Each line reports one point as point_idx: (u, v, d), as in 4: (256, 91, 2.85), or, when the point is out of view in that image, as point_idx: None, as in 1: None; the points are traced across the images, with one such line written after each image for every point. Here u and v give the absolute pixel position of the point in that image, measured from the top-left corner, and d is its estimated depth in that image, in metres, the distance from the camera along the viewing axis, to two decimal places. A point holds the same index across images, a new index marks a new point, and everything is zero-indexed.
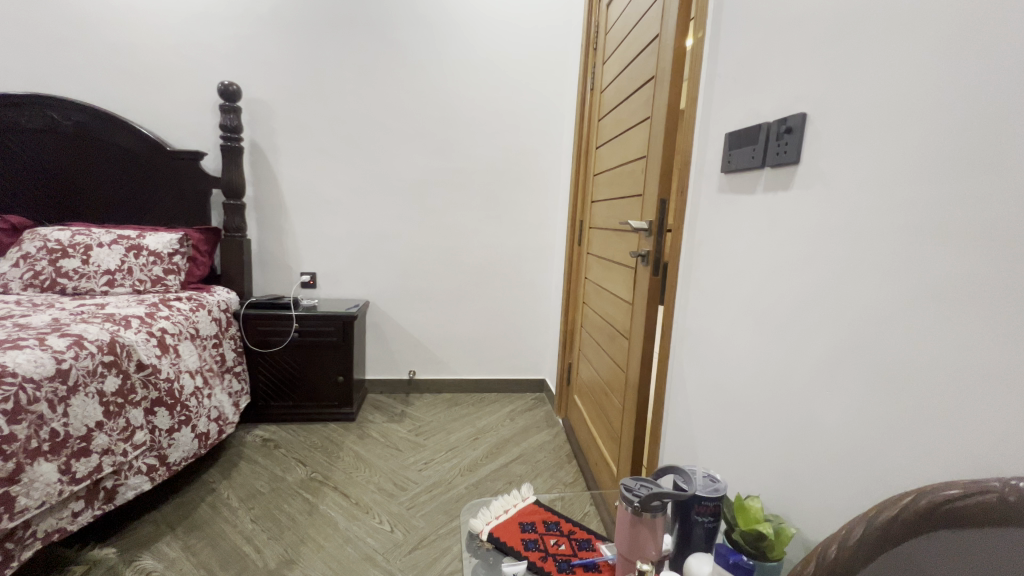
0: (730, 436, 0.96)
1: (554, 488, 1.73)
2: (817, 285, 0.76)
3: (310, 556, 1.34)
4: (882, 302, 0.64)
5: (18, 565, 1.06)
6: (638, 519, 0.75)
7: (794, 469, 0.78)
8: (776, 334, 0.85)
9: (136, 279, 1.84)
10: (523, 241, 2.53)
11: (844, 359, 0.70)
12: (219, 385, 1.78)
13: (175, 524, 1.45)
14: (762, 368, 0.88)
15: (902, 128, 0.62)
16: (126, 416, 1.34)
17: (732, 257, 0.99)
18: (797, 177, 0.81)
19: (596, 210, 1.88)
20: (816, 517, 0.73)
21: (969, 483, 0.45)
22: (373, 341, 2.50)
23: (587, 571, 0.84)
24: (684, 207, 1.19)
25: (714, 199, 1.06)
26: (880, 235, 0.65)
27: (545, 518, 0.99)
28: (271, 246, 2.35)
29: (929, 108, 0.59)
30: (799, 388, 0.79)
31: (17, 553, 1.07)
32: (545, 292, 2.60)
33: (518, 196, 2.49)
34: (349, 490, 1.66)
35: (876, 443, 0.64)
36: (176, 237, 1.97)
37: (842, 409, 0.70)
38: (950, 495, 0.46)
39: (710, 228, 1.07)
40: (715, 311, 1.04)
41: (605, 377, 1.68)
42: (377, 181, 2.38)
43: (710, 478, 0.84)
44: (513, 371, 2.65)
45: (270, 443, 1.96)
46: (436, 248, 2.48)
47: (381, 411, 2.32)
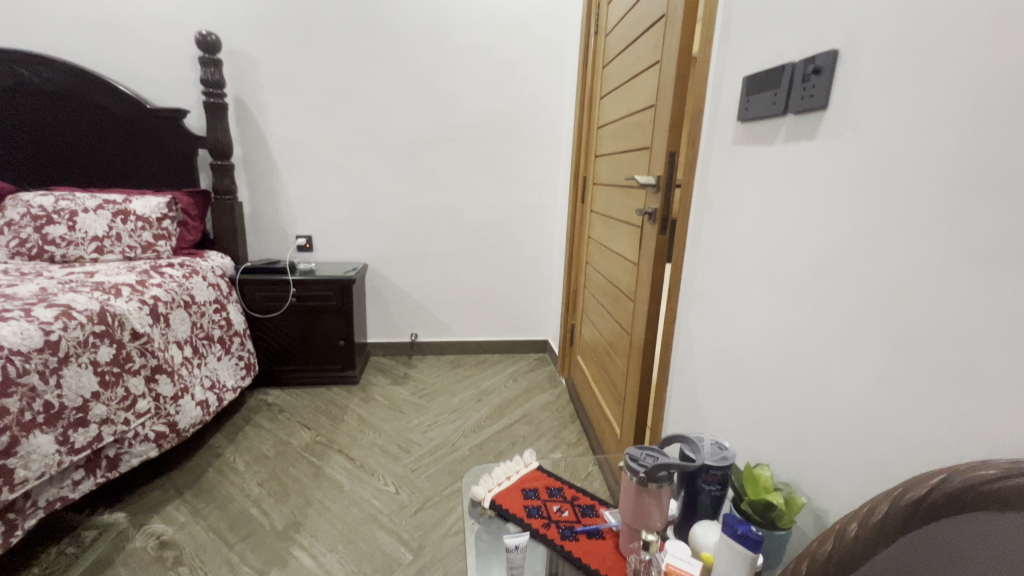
0: (739, 401, 0.93)
1: (557, 449, 1.74)
2: (839, 244, 0.70)
3: (316, 518, 1.36)
4: (911, 263, 0.59)
5: (22, 535, 1.07)
6: (644, 489, 0.73)
7: (807, 437, 0.75)
8: (792, 297, 0.80)
9: (125, 245, 1.79)
10: (524, 200, 2.45)
11: (865, 324, 0.65)
12: (215, 354, 1.76)
13: (182, 488, 1.46)
14: (775, 332, 0.84)
15: (949, 64, 0.54)
16: (125, 384, 1.33)
17: (746, 215, 0.92)
18: (823, 125, 0.73)
19: (601, 165, 1.78)
20: (828, 485, 0.71)
21: (1009, 464, 0.40)
22: (374, 305, 2.47)
23: (590, 538, 0.83)
24: (694, 160, 1.11)
25: (728, 151, 0.98)
26: (914, 189, 0.58)
27: (548, 484, 0.98)
28: (264, 208, 2.28)
29: (983, 42, 0.51)
30: (814, 354, 0.75)
31: (20, 523, 1.07)
32: (547, 252, 2.53)
33: (518, 152, 2.38)
34: (354, 453, 1.67)
35: (897, 413, 0.60)
36: (163, 201, 1.91)
37: (861, 377, 0.66)
38: (985, 475, 0.41)
39: (724, 182, 1.00)
40: (727, 272, 0.98)
41: (608, 339, 1.65)
42: (370, 139, 2.27)
43: (719, 446, 0.81)
44: (516, 332, 2.63)
45: (275, 407, 1.97)
46: (434, 208, 2.40)
47: (384, 374, 2.33)
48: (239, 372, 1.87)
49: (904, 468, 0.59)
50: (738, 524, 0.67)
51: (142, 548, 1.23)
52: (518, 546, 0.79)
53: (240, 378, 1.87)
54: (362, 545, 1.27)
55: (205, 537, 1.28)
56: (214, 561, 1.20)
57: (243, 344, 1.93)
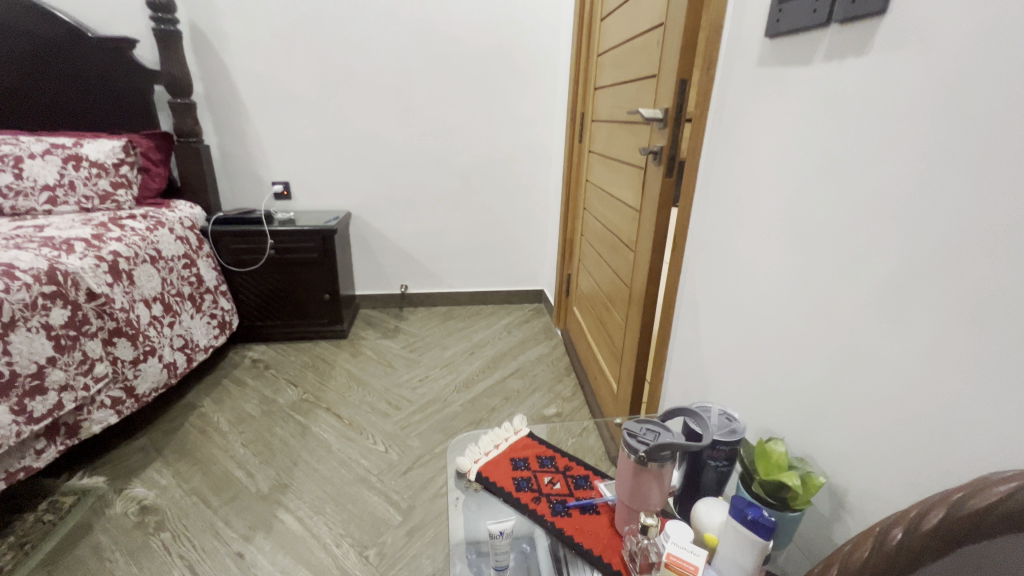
0: (750, 366, 0.84)
1: (552, 403, 1.69)
2: (886, 189, 0.58)
3: (302, 479, 1.32)
4: (983, 211, 0.47)
5: None
6: (643, 468, 0.65)
7: (828, 408, 0.67)
8: (821, 251, 0.68)
9: (81, 194, 1.64)
10: (517, 141, 2.26)
11: (912, 285, 0.55)
12: (189, 311, 1.68)
13: (164, 450, 1.42)
14: (796, 291, 0.73)
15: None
16: (83, 348, 1.25)
17: (770, 153, 0.79)
18: (878, 36, 0.58)
19: (601, 98, 1.60)
20: (850, 462, 0.63)
21: None
22: (360, 256, 2.35)
23: (583, 513, 0.77)
24: (709, 89, 0.95)
25: (751, 76, 0.83)
26: (999, 114, 0.45)
27: (539, 453, 0.92)
28: (234, 153, 2.10)
29: None
30: (842, 318, 0.65)
31: None
32: (542, 197, 2.38)
33: (509, 86, 2.16)
34: (341, 411, 1.62)
35: (946, 391, 0.51)
36: (119, 144, 1.73)
37: (902, 347, 0.56)
38: None
39: (744, 114, 0.85)
40: (742, 220, 0.86)
41: (606, 290, 1.55)
42: (345, 71, 2.05)
43: (727, 417, 0.73)
44: (510, 282, 2.53)
45: (260, 363, 1.91)
46: (420, 151, 2.22)
47: (374, 327, 2.25)
48: (211, 331, 1.79)
49: (949, 453, 0.51)
50: (748, 509, 0.60)
51: (122, 513, 1.19)
52: (505, 532, 0.72)
53: (212, 337, 1.80)
54: (349, 506, 1.23)
55: (187, 500, 1.24)
56: (196, 526, 1.17)
57: (215, 302, 1.84)
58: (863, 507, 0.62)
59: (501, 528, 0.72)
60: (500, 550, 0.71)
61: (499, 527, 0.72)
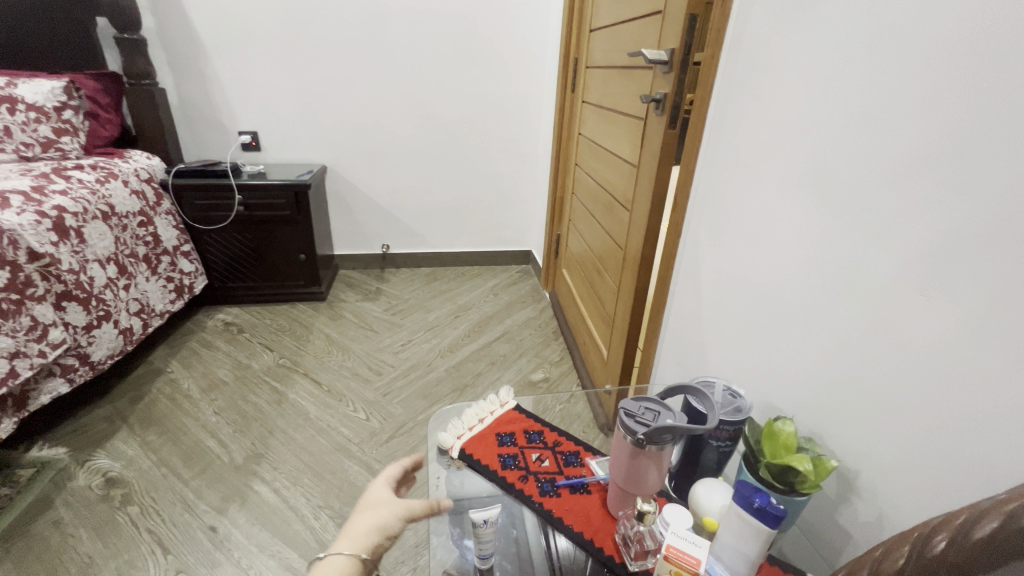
0: (754, 336, 0.78)
1: (539, 368, 1.64)
2: (936, 138, 0.49)
3: (278, 449, 1.26)
4: None
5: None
6: (640, 451, 0.60)
7: (841, 386, 0.61)
8: (848, 211, 0.60)
9: (19, 142, 1.47)
10: (504, 90, 2.10)
11: (958, 252, 0.47)
12: (144, 273, 1.57)
13: (130, 419, 1.34)
14: (813, 256, 0.65)
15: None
16: (31, 313, 1.16)
17: (790, 99, 0.69)
18: None
19: (597, 42, 1.46)
20: (864, 445, 0.58)
21: None
22: (338, 213, 2.22)
23: (573, 493, 0.72)
24: (723, 24, 0.84)
25: (774, 7, 0.72)
26: None
27: (526, 427, 0.86)
28: (194, 98, 1.91)
29: None
30: (867, 288, 0.58)
31: None
32: (531, 152, 2.25)
33: (496, 28, 1.98)
34: (320, 376, 1.55)
35: (989, 373, 0.45)
36: (60, 85, 1.54)
37: (937, 321, 0.50)
38: None
39: (763, 53, 0.75)
40: (754, 177, 0.78)
41: (598, 252, 1.47)
42: (314, 7, 1.85)
43: (731, 394, 0.67)
44: (497, 243, 2.44)
45: (233, 327, 1.82)
46: (399, 99, 2.05)
47: (354, 289, 2.16)
48: (167, 296, 1.68)
49: (983, 442, 0.45)
50: (754, 495, 0.55)
51: (86, 487, 1.13)
52: (490, 521, 0.67)
53: (169, 302, 1.68)
54: (328, 477, 1.18)
55: (156, 472, 1.17)
56: (166, 499, 1.11)
57: (173, 264, 1.72)
58: (874, 491, 0.57)
59: (486, 517, 0.67)
60: (485, 540, 0.67)
61: (483, 515, 0.67)
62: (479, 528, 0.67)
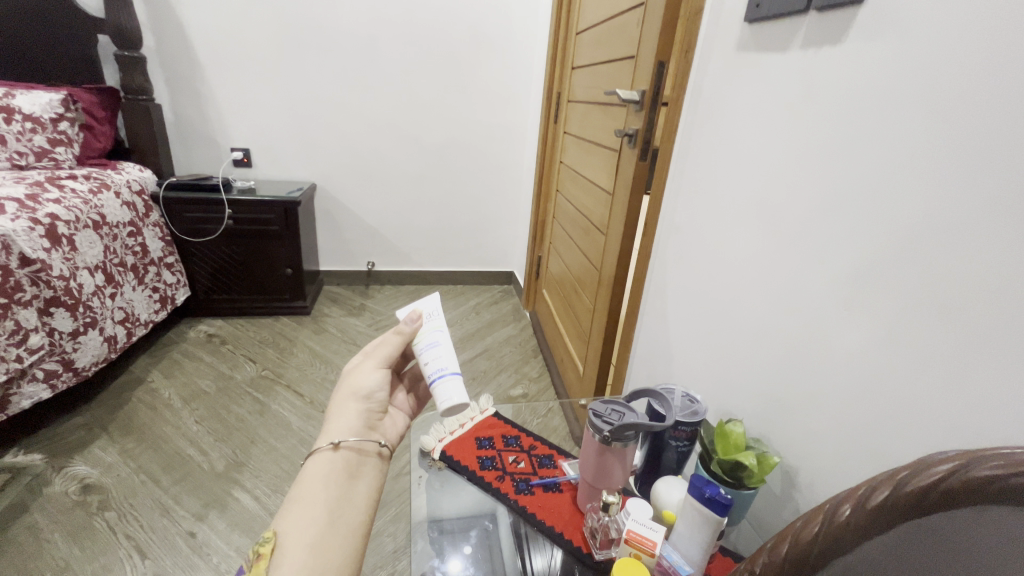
0: (712, 350, 0.85)
1: (518, 384, 1.70)
2: (855, 178, 0.58)
3: (260, 458, 1.28)
4: (943, 205, 0.48)
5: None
6: (607, 448, 0.66)
7: (785, 395, 0.69)
8: (787, 236, 0.68)
9: (13, 150, 1.51)
10: (491, 117, 2.21)
11: (873, 276, 0.55)
12: (130, 282, 1.59)
13: (109, 427, 1.34)
14: (761, 278, 0.73)
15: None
16: (16, 317, 1.18)
17: (741, 141, 0.78)
18: (856, 27, 0.57)
19: (578, 79, 1.58)
20: (802, 445, 0.66)
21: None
22: (325, 230, 2.27)
23: (546, 491, 0.78)
24: (686, 72, 0.94)
25: (729, 61, 0.82)
26: (970, 107, 0.45)
27: (504, 432, 0.95)
28: (189, 114, 1.97)
29: None
30: (806, 307, 0.65)
31: None
32: (514, 178, 2.35)
33: (483, 62, 2.11)
34: (303, 389, 1.57)
35: (897, 376, 0.52)
36: (57, 98, 1.59)
37: (861, 333, 0.57)
38: (995, 472, 0.34)
39: (721, 98, 0.84)
40: (711, 208, 0.86)
41: (576, 273, 1.56)
42: (311, 34, 1.94)
43: (689, 399, 0.74)
44: (480, 263, 2.51)
45: (216, 338, 1.83)
46: (390, 123, 2.14)
47: (338, 304, 2.20)
48: (152, 305, 1.69)
49: (896, 437, 0.52)
50: (706, 486, 0.61)
51: (62, 493, 1.13)
52: (430, 308, 0.66)
53: (154, 312, 1.70)
54: None
55: (135, 479, 1.18)
56: (144, 504, 1.12)
57: (159, 274, 1.74)
58: (812, 484, 0.64)
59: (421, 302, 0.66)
60: (423, 329, 0.64)
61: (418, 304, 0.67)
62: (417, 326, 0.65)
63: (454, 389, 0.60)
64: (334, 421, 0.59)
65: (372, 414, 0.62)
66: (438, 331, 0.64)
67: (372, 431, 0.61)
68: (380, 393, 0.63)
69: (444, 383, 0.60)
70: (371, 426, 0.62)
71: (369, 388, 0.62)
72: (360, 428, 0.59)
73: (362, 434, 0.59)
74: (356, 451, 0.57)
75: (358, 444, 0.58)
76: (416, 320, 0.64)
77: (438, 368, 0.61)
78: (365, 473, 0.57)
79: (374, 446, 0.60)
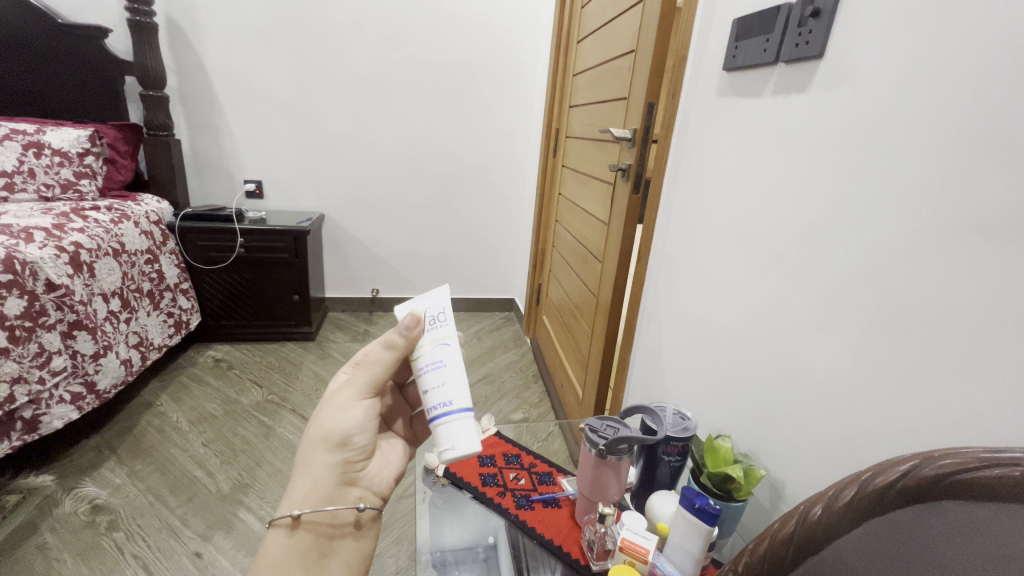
0: (702, 371, 0.90)
1: (519, 409, 1.73)
2: (821, 210, 0.64)
3: (265, 479, 1.30)
4: (895, 235, 0.54)
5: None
6: (603, 461, 0.70)
7: (769, 411, 0.73)
8: (766, 262, 0.74)
9: (41, 183, 1.60)
10: (493, 151, 2.32)
11: (841, 299, 0.61)
12: (145, 308, 1.64)
13: (118, 449, 1.37)
14: (744, 302, 0.79)
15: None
16: (39, 340, 1.24)
17: (723, 176, 0.85)
18: (817, 78, 0.65)
19: (576, 116, 1.67)
20: (785, 459, 0.69)
21: (980, 453, 0.37)
22: (332, 258, 2.35)
23: (545, 506, 0.82)
24: (674, 113, 1.03)
25: (711, 104, 0.90)
26: (912, 150, 0.52)
27: (506, 450, 0.99)
28: (206, 148, 2.07)
29: None
30: (785, 329, 0.70)
31: None
32: (515, 208, 2.44)
33: (486, 99, 2.22)
34: (307, 412, 1.61)
35: (865, 390, 0.57)
36: (85, 134, 1.69)
37: (833, 351, 0.62)
38: (946, 467, 0.38)
39: (704, 137, 0.91)
40: (697, 237, 0.93)
41: (574, 299, 1.61)
42: (324, 75, 2.06)
43: (680, 416, 0.79)
44: (481, 290, 2.57)
45: (223, 363, 1.87)
46: (396, 156, 2.24)
47: (343, 330, 2.24)
48: (166, 330, 1.75)
49: (867, 447, 0.57)
50: (696, 498, 0.64)
51: (71, 513, 1.15)
52: (434, 313, 0.60)
53: (168, 336, 1.75)
54: None
55: (143, 500, 1.21)
56: (152, 525, 1.14)
57: (174, 300, 1.80)
58: (797, 496, 0.67)
59: (427, 304, 0.60)
60: (427, 340, 0.59)
61: (423, 305, 0.61)
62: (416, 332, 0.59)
63: (456, 431, 0.57)
64: (299, 483, 0.56)
65: (348, 465, 0.59)
66: (443, 347, 0.59)
67: (347, 487, 0.59)
68: (357, 437, 0.59)
69: (447, 421, 0.57)
70: (346, 481, 0.59)
71: (344, 433, 0.58)
72: (329, 492, 0.56)
73: (332, 498, 0.57)
74: (323, 521, 0.56)
75: (325, 513, 0.56)
76: (414, 328, 0.58)
77: (441, 399, 0.57)
78: (335, 542, 0.56)
79: (349, 510, 0.58)
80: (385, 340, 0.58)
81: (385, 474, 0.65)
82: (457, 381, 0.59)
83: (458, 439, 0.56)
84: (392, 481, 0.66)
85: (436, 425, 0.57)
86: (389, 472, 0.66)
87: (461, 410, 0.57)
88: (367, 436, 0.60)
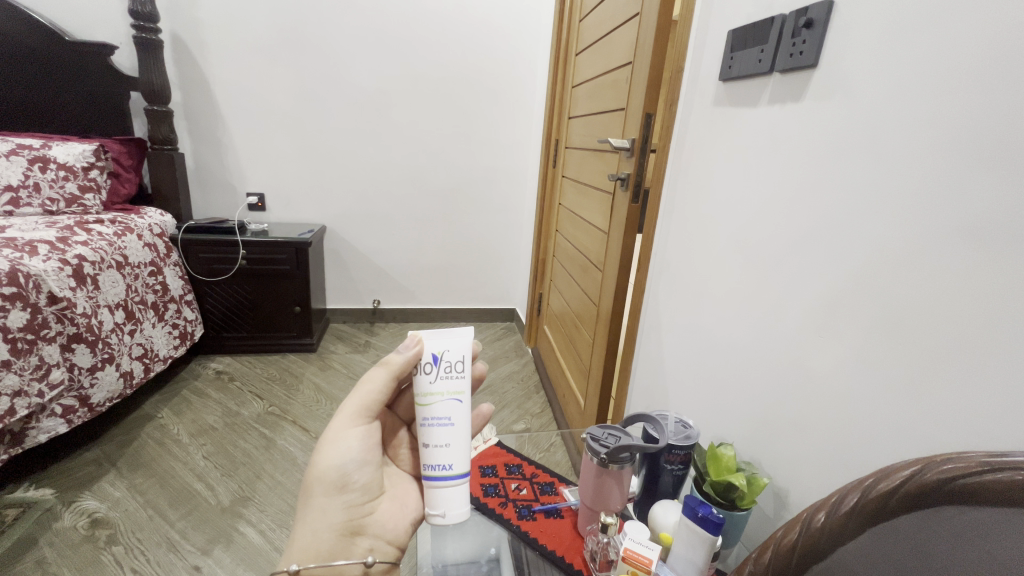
0: (704, 378, 0.89)
1: (521, 420, 1.71)
2: (818, 217, 0.64)
3: (265, 492, 1.29)
4: (894, 239, 0.54)
5: None
6: (605, 470, 0.70)
7: (771, 419, 0.73)
8: (765, 269, 0.74)
9: (45, 198, 1.62)
10: (494, 162, 2.34)
11: (841, 305, 0.61)
12: (151, 319, 1.65)
13: (117, 462, 1.36)
14: (743, 310, 0.79)
15: (970, 4, 0.46)
16: (39, 353, 1.24)
17: (720, 184, 0.86)
18: (811, 88, 0.66)
19: (575, 126, 1.68)
20: (788, 466, 0.69)
21: (987, 457, 0.36)
22: (334, 270, 2.35)
23: (547, 517, 0.82)
24: (672, 122, 1.04)
25: (708, 113, 0.91)
26: (908, 157, 0.52)
27: (507, 460, 0.99)
28: (209, 161, 2.09)
29: (993, 6, 0.45)
30: (785, 335, 0.70)
31: None
32: (517, 217, 2.45)
33: (486, 111, 2.25)
34: (308, 424, 1.60)
35: (864, 395, 0.57)
36: (90, 148, 1.71)
37: (834, 357, 0.61)
38: (950, 471, 0.38)
39: (702, 146, 0.92)
40: (696, 245, 0.93)
41: (575, 309, 1.61)
42: (325, 88, 2.09)
43: (682, 425, 0.78)
44: (482, 300, 2.58)
45: (224, 374, 1.88)
46: (397, 168, 2.26)
47: (344, 342, 2.24)
48: (172, 342, 1.76)
49: (868, 453, 0.56)
50: (699, 506, 0.63)
51: (71, 527, 1.14)
52: (455, 359, 0.59)
53: (173, 347, 1.76)
54: None
55: (143, 514, 1.20)
56: (152, 539, 1.13)
57: (178, 311, 1.82)
58: (800, 505, 0.67)
59: (447, 348, 0.59)
60: (439, 390, 0.58)
61: (442, 346, 0.59)
62: (421, 363, 0.58)
63: (451, 497, 0.58)
64: (300, 533, 0.55)
65: (352, 509, 0.59)
66: (454, 403, 0.59)
67: (354, 537, 0.58)
68: (356, 475, 0.59)
69: (445, 491, 0.58)
70: (352, 530, 0.58)
71: (343, 467, 0.58)
72: (333, 544, 0.56)
73: (337, 552, 0.56)
74: None
75: (329, 567, 0.54)
76: (414, 348, 0.58)
77: (442, 460, 0.58)
78: None
79: (358, 564, 0.56)
80: (380, 362, 0.59)
81: (400, 520, 0.63)
82: (460, 444, 0.59)
83: (450, 505, 0.58)
84: (409, 525, 0.64)
85: (433, 491, 0.58)
86: (404, 518, 0.63)
87: (460, 475, 0.59)
88: (367, 472, 0.60)
